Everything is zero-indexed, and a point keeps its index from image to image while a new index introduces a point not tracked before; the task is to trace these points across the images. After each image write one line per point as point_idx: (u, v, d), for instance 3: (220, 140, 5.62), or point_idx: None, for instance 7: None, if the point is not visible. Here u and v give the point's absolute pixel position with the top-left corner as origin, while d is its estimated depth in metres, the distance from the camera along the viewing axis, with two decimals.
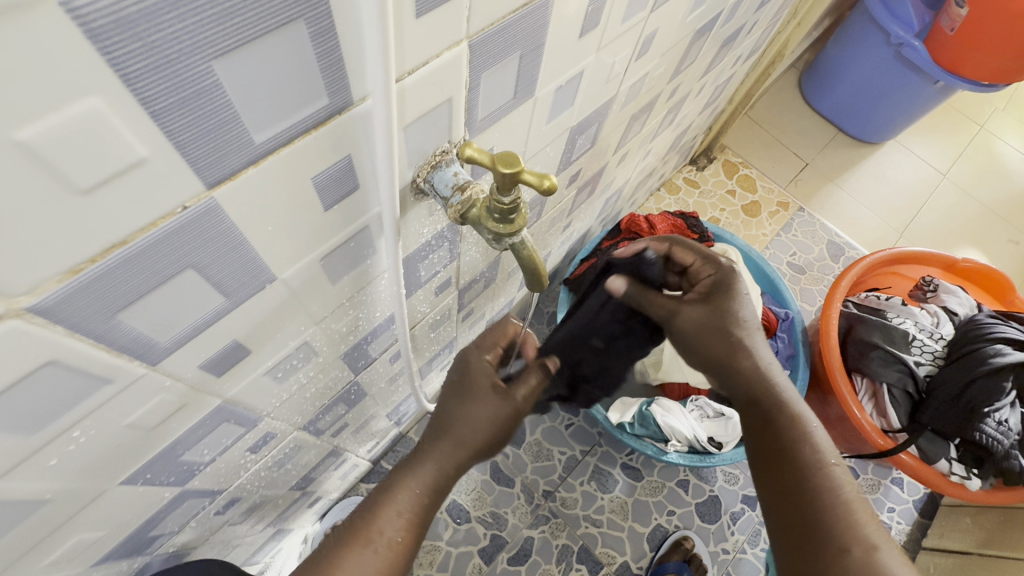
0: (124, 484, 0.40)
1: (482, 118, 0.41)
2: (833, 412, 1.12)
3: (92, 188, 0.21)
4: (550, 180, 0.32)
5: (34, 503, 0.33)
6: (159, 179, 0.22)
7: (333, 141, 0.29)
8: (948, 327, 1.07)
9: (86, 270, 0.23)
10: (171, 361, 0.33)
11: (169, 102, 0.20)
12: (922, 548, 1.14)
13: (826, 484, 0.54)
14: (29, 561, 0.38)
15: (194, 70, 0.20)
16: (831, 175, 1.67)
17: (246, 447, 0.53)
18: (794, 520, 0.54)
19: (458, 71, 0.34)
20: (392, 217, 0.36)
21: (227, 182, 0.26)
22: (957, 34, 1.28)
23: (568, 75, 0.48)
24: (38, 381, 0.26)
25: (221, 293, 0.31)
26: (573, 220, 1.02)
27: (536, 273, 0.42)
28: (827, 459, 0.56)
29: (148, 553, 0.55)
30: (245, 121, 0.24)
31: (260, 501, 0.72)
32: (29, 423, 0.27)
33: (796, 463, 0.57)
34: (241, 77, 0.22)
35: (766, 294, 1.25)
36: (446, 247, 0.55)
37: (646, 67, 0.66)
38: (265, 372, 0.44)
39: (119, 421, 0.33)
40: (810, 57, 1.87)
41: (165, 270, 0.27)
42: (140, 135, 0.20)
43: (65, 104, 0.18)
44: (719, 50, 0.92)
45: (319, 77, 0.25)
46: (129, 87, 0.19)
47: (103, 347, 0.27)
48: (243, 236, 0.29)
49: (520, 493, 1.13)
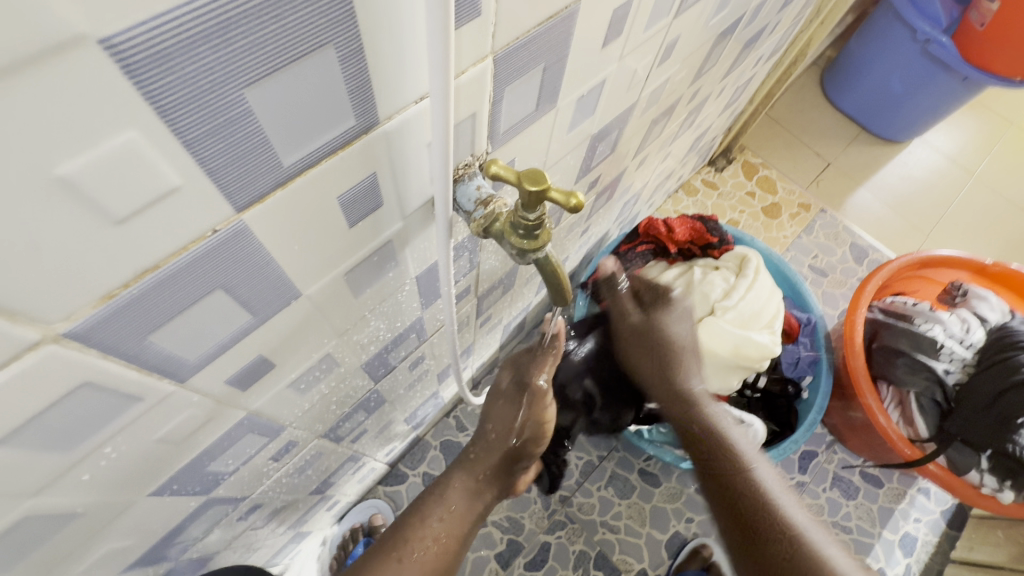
0: (152, 495, 0.40)
1: (504, 131, 0.41)
2: (857, 420, 1.09)
3: (127, 217, 0.21)
4: (577, 198, 0.32)
5: (66, 516, 0.34)
6: (190, 206, 0.23)
7: (357, 161, 0.29)
8: (979, 333, 1.03)
9: (120, 295, 0.23)
10: (199, 377, 0.33)
11: (203, 130, 0.20)
12: (951, 560, 1.10)
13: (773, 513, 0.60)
14: (58, 572, 0.39)
15: (226, 99, 0.20)
16: (854, 175, 1.63)
17: (269, 456, 0.53)
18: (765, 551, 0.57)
19: (484, 85, 0.34)
20: (445, 208, 0.35)
21: (256, 206, 0.26)
22: (987, 30, 1.24)
23: (590, 84, 0.48)
24: (73, 402, 0.26)
25: (248, 311, 0.32)
26: (591, 225, 1.01)
27: (560, 288, 0.42)
28: (771, 494, 0.63)
29: (174, 558, 0.56)
30: (275, 147, 0.24)
31: (282, 506, 0.73)
32: (62, 442, 0.28)
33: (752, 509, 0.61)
34: (272, 102, 0.22)
35: (787, 298, 1.23)
36: (466, 256, 0.55)
37: (668, 72, 0.65)
38: (289, 384, 0.44)
39: (148, 436, 0.34)
40: (832, 54, 1.83)
41: (193, 292, 0.27)
42: (174, 164, 0.20)
43: (104, 137, 0.18)
44: (741, 52, 0.90)
45: (348, 97, 0.25)
46: (164, 118, 0.19)
47: (135, 367, 0.28)
48: (271, 256, 0.29)
49: (537, 499, 1.12)
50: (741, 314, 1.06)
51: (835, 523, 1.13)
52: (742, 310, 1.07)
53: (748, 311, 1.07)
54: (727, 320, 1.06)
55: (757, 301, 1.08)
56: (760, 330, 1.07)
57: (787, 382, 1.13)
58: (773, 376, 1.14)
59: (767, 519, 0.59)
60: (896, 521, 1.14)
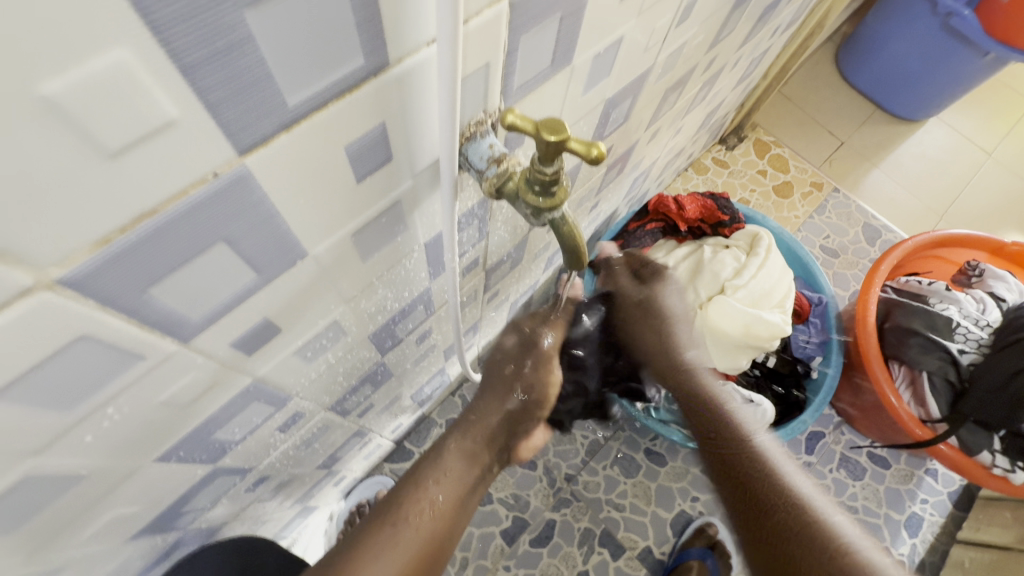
0: (158, 461, 0.40)
1: (517, 87, 0.39)
2: (867, 401, 1.08)
3: (121, 151, 0.19)
4: (598, 147, 0.30)
5: (69, 479, 0.33)
6: (189, 143, 0.21)
7: (365, 108, 0.27)
8: (994, 313, 1.02)
9: (117, 241, 0.22)
10: (203, 338, 0.32)
11: (201, 55, 0.19)
12: (957, 541, 1.10)
13: None
14: (64, 537, 0.38)
15: (225, 20, 0.18)
16: (869, 154, 1.60)
17: (275, 426, 0.53)
18: None
19: (499, 32, 0.32)
20: (450, 168, 0.34)
21: (260, 149, 0.24)
22: (1011, 2, 1.20)
23: (607, 42, 0.46)
24: (71, 357, 0.25)
25: (252, 269, 0.30)
26: (600, 201, 0.99)
27: (576, 252, 0.40)
28: None
29: (182, 528, 0.56)
30: (279, 82, 0.22)
31: (288, 479, 0.72)
32: (62, 400, 0.27)
33: None
34: (274, 29, 0.20)
35: (798, 277, 1.21)
36: (476, 225, 0.54)
37: (684, 36, 0.63)
38: (295, 351, 0.43)
39: (152, 398, 0.33)
40: (848, 30, 1.78)
41: (195, 243, 0.25)
42: (170, 92, 0.19)
43: (94, 54, 0.16)
44: (758, 20, 0.87)
45: (356, 33, 0.23)
46: (157, 38, 0.17)
47: (137, 323, 0.26)
48: (276, 209, 0.28)
49: (542, 476, 1.12)
50: (752, 292, 1.05)
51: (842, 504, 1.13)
52: (752, 289, 1.05)
53: (759, 289, 1.05)
54: (737, 299, 1.04)
55: (768, 279, 1.06)
56: (770, 310, 1.05)
57: (796, 363, 1.13)
58: (782, 357, 1.13)
59: None
60: (903, 502, 1.14)
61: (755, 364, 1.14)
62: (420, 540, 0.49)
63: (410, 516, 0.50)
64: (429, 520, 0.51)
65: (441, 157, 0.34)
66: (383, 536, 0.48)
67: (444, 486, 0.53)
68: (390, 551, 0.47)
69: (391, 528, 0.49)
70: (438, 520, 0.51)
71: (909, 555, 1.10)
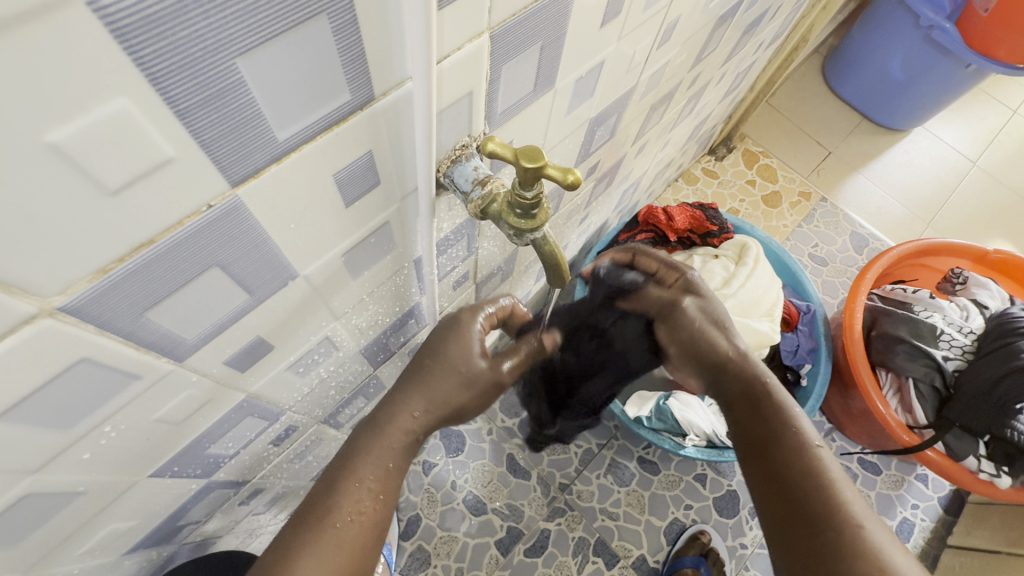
0: (153, 476, 0.40)
1: (501, 112, 0.41)
2: (855, 407, 1.10)
3: (121, 188, 0.21)
4: (574, 173, 0.32)
5: (67, 495, 0.34)
6: (185, 178, 0.22)
7: (353, 138, 0.29)
8: (978, 320, 1.04)
9: (115, 270, 0.23)
10: (197, 357, 0.33)
11: (196, 100, 0.20)
12: (948, 546, 1.11)
13: (810, 466, 0.49)
14: (60, 553, 0.39)
15: (217, 68, 0.20)
16: (856, 163, 1.62)
17: (269, 440, 0.54)
18: (784, 501, 0.49)
19: (480, 63, 0.34)
20: (427, 198, 0.38)
21: (250, 181, 0.25)
22: (990, 15, 1.23)
23: (588, 66, 0.47)
24: (70, 379, 0.26)
25: (245, 290, 0.32)
26: (590, 212, 1.01)
27: (558, 269, 0.42)
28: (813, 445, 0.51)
29: (176, 542, 0.57)
30: (269, 120, 0.24)
31: (282, 491, 0.73)
32: (61, 420, 0.28)
33: (782, 446, 0.51)
34: (263, 75, 0.22)
35: (786, 286, 1.23)
36: (465, 241, 0.55)
37: (667, 55, 0.64)
38: (288, 366, 0.44)
39: (148, 415, 0.34)
40: (833, 42, 1.81)
41: (190, 269, 0.27)
42: (167, 134, 0.20)
43: (95, 104, 0.18)
44: (741, 37, 0.89)
45: (341, 72, 0.25)
46: (155, 86, 0.19)
47: (133, 344, 0.28)
48: (268, 234, 0.30)
49: (537, 486, 1.13)
50: (741, 301, 1.06)
51: None
52: (742, 298, 1.07)
53: (748, 299, 1.07)
54: (727, 307, 1.05)
55: (756, 289, 1.08)
56: (759, 318, 1.07)
57: (786, 369, 1.14)
58: (773, 365, 1.14)
59: (801, 465, 0.50)
60: (894, 508, 1.15)
61: None
62: (355, 542, 0.42)
63: (340, 515, 0.41)
64: (367, 514, 0.43)
65: (418, 183, 0.37)
66: (308, 542, 0.40)
67: (381, 476, 0.44)
68: (313, 556, 0.40)
69: (314, 533, 0.41)
70: (371, 520, 0.43)
71: None
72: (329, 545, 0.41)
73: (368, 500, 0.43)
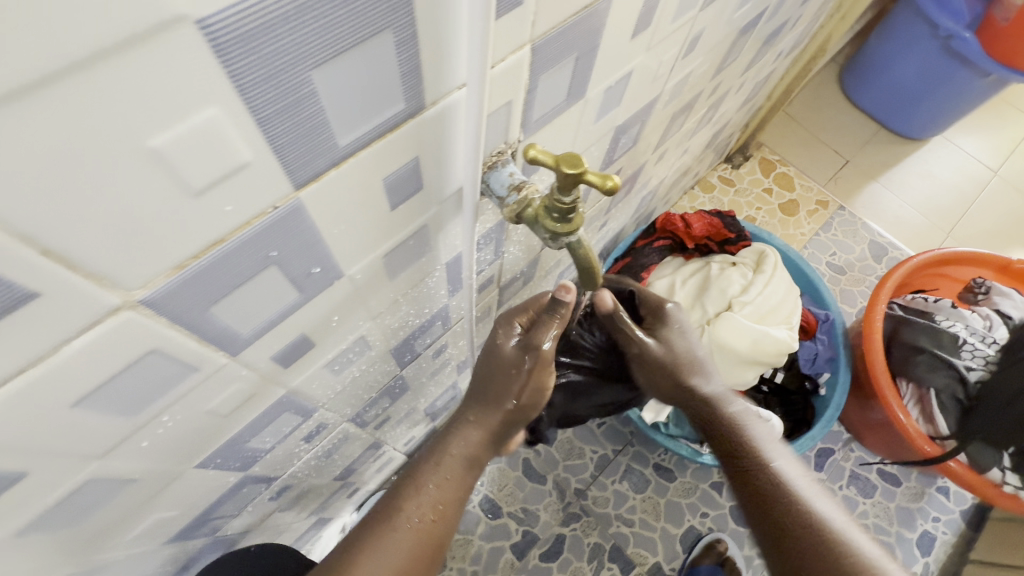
0: (198, 467, 0.42)
1: (536, 119, 0.42)
2: (875, 418, 1.08)
3: (204, 189, 0.22)
4: (613, 179, 0.33)
5: (123, 482, 0.35)
6: (258, 180, 0.24)
7: (404, 144, 0.31)
8: (1002, 330, 1.03)
9: (190, 266, 0.25)
10: (249, 352, 0.35)
11: (275, 109, 0.22)
12: (970, 560, 1.09)
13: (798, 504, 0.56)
14: (110, 539, 0.41)
15: (295, 80, 0.22)
16: (873, 172, 1.62)
17: (301, 436, 0.55)
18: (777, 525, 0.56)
19: (521, 74, 0.35)
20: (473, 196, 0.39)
21: (312, 184, 0.27)
22: (1011, 25, 1.22)
23: (617, 76, 0.49)
24: (140, 368, 0.28)
25: (296, 289, 0.33)
26: (609, 219, 1.02)
27: (591, 273, 0.43)
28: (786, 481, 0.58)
29: (208, 535, 0.59)
30: (335, 127, 0.25)
31: (306, 489, 0.74)
32: (127, 408, 0.30)
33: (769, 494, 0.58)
34: (332, 85, 0.23)
35: (804, 294, 1.22)
36: (492, 245, 0.56)
37: (690, 66, 0.66)
38: (324, 364, 0.46)
39: (200, 407, 0.35)
40: (851, 52, 1.81)
41: (252, 266, 0.28)
42: (249, 139, 0.22)
43: (190, 114, 0.19)
44: (761, 48, 0.90)
45: (400, 80, 0.26)
46: (243, 97, 0.20)
47: (197, 337, 0.29)
48: (322, 234, 0.31)
49: (552, 490, 1.14)
50: (758, 309, 1.06)
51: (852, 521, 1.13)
52: (760, 306, 1.07)
53: (766, 306, 1.07)
54: (744, 315, 1.05)
55: (774, 296, 1.08)
56: (777, 325, 1.07)
57: (804, 378, 1.13)
58: (791, 373, 1.13)
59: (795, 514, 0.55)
60: (914, 520, 1.14)
61: (764, 380, 1.14)
62: (417, 542, 0.49)
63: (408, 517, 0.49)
64: (430, 519, 0.50)
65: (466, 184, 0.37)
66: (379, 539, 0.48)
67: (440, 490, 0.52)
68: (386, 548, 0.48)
69: (387, 528, 0.49)
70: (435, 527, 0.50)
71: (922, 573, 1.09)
72: (399, 543, 0.48)
73: (430, 509, 0.51)
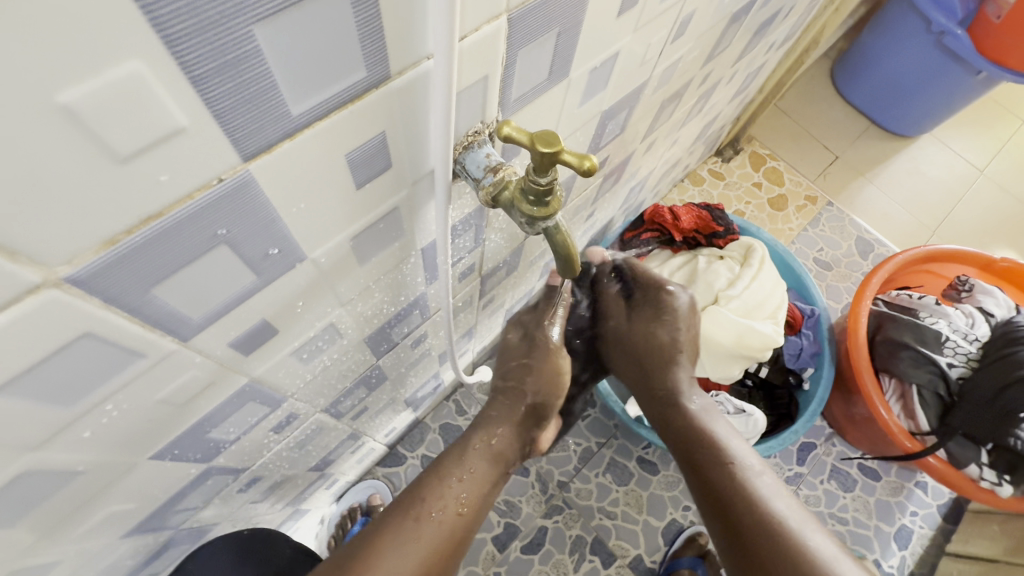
0: (154, 458, 0.40)
1: (515, 99, 0.40)
2: (858, 413, 1.09)
3: (132, 156, 0.20)
4: (591, 160, 0.31)
5: (67, 474, 0.33)
6: (199, 149, 0.22)
7: (367, 117, 0.28)
8: (983, 328, 1.03)
9: (124, 242, 0.23)
10: (202, 338, 0.32)
11: (211, 67, 0.20)
12: (946, 554, 1.10)
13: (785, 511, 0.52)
14: (58, 533, 0.39)
15: (233, 35, 0.19)
16: (862, 168, 1.62)
17: (270, 427, 0.53)
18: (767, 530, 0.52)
19: (497, 47, 0.33)
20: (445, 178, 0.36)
21: (264, 156, 0.25)
22: (1002, 22, 1.22)
23: (603, 56, 0.47)
24: (74, 353, 0.26)
25: (252, 271, 0.31)
26: (597, 209, 1.01)
27: (570, 260, 0.41)
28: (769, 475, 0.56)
29: (173, 528, 0.56)
30: (285, 93, 0.23)
31: (280, 481, 0.72)
32: (63, 396, 0.27)
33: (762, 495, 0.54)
34: (279, 46, 0.21)
35: (791, 289, 1.22)
36: (472, 231, 0.54)
37: (680, 51, 0.64)
38: (291, 352, 0.44)
39: (151, 395, 0.33)
40: (843, 47, 1.80)
41: (198, 245, 0.26)
42: (183, 100, 0.20)
43: (107, 66, 0.17)
44: (753, 37, 0.88)
45: (359, 44, 0.24)
46: (171, 51, 0.18)
47: (139, 321, 0.27)
48: (278, 213, 0.29)
49: (535, 482, 1.13)
50: (745, 303, 1.06)
51: (832, 515, 1.14)
52: (745, 300, 1.06)
53: (752, 300, 1.06)
54: (731, 309, 1.05)
55: (761, 291, 1.07)
56: (763, 320, 1.06)
57: (788, 373, 1.13)
58: (775, 368, 1.14)
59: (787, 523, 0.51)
60: (893, 514, 1.15)
61: (748, 374, 1.16)
62: (439, 537, 0.49)
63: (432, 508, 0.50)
64: (451, 515, 0.51)
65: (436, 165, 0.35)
66: (405, 528, 0.48)
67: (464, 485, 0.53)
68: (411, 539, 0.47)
69: (414, 520, 0.49)
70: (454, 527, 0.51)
71: (899, 567, 1.10)
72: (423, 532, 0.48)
73: (453, 505, 0.51)
